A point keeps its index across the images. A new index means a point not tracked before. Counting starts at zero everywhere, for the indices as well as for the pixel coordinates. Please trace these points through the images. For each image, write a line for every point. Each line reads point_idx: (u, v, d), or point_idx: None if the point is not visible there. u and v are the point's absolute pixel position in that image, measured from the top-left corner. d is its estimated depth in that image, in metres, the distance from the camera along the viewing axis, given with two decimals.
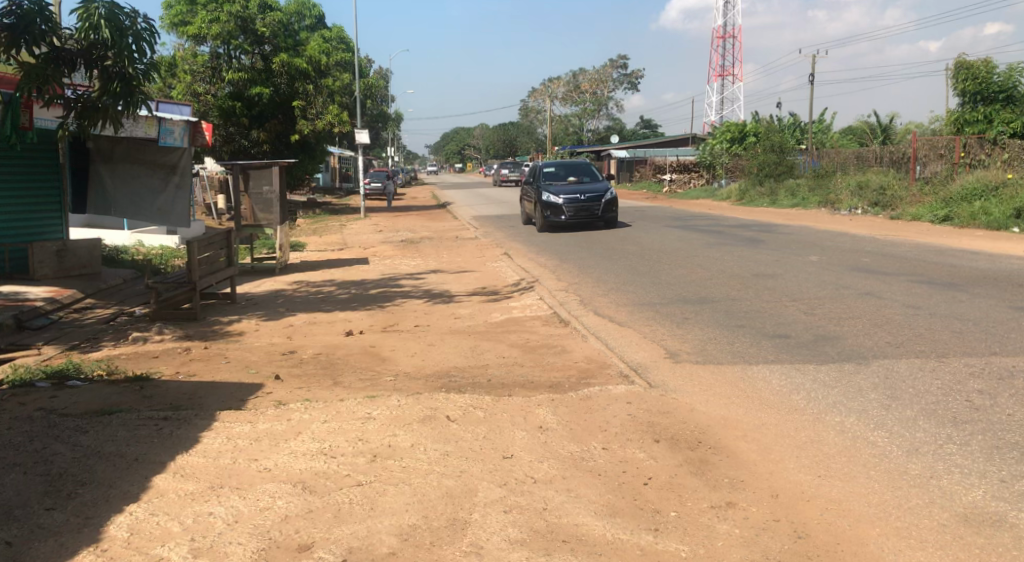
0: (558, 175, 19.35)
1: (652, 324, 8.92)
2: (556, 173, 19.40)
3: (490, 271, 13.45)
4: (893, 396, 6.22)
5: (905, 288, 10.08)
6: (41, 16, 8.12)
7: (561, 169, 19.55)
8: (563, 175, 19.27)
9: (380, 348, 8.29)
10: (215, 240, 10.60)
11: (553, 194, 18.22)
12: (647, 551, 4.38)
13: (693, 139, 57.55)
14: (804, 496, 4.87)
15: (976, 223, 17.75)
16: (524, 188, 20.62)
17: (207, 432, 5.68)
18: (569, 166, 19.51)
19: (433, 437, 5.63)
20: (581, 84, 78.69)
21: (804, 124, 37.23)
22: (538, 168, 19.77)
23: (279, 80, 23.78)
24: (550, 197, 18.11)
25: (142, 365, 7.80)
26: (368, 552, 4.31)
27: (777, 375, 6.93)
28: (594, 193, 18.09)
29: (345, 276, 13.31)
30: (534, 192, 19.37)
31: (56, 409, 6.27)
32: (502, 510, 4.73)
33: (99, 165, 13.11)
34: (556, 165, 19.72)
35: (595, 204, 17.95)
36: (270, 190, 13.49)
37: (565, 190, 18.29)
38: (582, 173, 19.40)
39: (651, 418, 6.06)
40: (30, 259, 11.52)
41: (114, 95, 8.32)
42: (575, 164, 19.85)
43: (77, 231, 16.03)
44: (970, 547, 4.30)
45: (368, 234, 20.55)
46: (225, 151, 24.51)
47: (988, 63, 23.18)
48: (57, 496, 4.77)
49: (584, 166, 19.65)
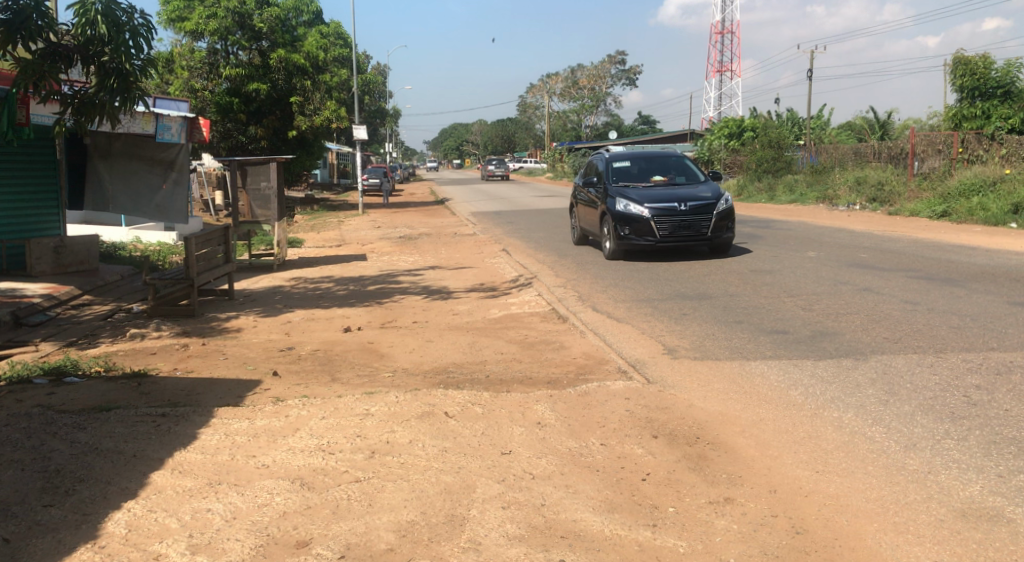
0: (636, 173, 13.70)
1: (650, 320, 8.93)
2: (632, 172, 13.70)
3: (489, 267, 13.45)
4: (891, 391, 6.23)
5: (904, 284, 10.08)
6: (37, 11, 8.04)
7: (638, 165, 13.84)
8: (643, 174, 13.57)
9: (378, 344, 8.29)
10: (214, 236, 10.61)
11: (634, 202, 12.54)
12: (646, 546, 4.39)
13: (692, 134, 57.53)
14: (802, 491, 4.88)
15: (974, 219, 17.77)
16: (580, 189, 15.07)
17: (206, 428, 5.68)
18: (651, 160, 13.81)
19: (431, 432, 5.64)
20: (580, 80, 78.57)
21: (802, 119, 37.23)
22: (605, 164, 14.10)
23: (276, 76, 23.65)
24: (629, 208, 12.43)
25: (140, 362, 7.80)
26: (366, 548, 4.31)
27: (775, 370, 6.94)
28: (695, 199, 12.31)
29: (344, 272, 13.32)
30: (597, 195, 13.79)
31: (55, 406, 6.27)
32: (501, 506, 4.73)
33: (97, 160, 13.38)
34: (631, 158, 13.98)
35: (699, 219, 12.19)
36: (267, 186, 13.51)
37: (650, 196, 12.56)
38: (668, 170, 13.70)
39: (650, 414, 6.06)
40: (28, 256, 11.53)
41: (111, 91, 8.26)
42: (655, 156, 14.16)
43: (75, 227, 16.04)
44: (968, 542, 4.31)
45: (367, 230, 20.56)
46: (223, 147, 24.50)
47: (986, 58, 23.22)
48: (56, 492, 4.77)
49: (671, 160, 13.91)
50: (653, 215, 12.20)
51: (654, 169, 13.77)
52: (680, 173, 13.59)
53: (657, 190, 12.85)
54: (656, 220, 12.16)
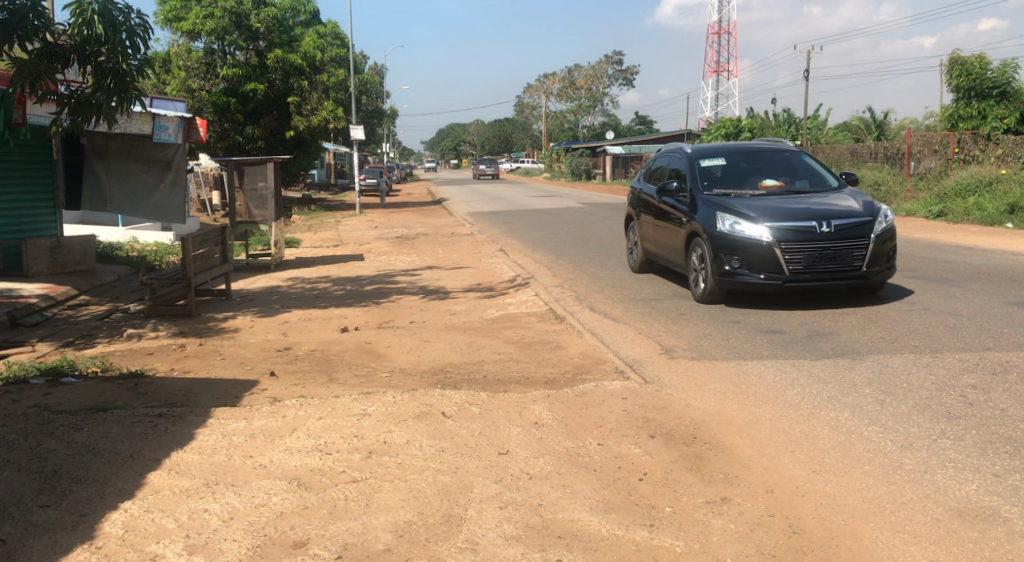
0: (737, 176, 9.95)
1: (647, 320, 8.93)
2: (729, 174, 9.91)
3: (486, 267, 13.45)
4: (887, 391, 6.24)
5: (901, 284, 10.09)
6: (33, 11, 8.02)
7: (735, 164, 10.07)
8: (746, 177, 9.87)
9: (376, 344, 8.28)
10: (210, 236, 10.54)
11: (745, 216, 8.68)
12: (643, 545, 4.40)
13: (689, 134, 57.60)
14: (799, 491, 4.88)
15: (970, 220, 17.81)
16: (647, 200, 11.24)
17: (203, 428, 5.68)
18: (753, 157, 10.17)
19: (428, 432, 5.64)
20: (576, 80, 78.35)
21: (798, 119, 37.28)
22: (689, 160, 10.32)
23: (274, 76, 23.71)
24: (736, 227, 8.68)
25: (136, 362, 7.79)
26: (363, 548, 4.31)
27: (771, 370, 6.95)
28: (842, 215, 8.56)
29: (341, 272, 13.32)
30: (680, 205, 9.93)
31: (51, 406, 6.26)
32: (497, 506, 4.73)
33: (93, 160, 13.30)
34: (726, 153, 10.26)
35: (848, 246, 8.41)
36: (264, 186, 13.40)
37: (768, 209, 8.76)
38: (778, 170, 10.01)
39: (647, 414, 6.07)
40: (24, 256, 11.51)
41: (108, 91, 8.26)
42: (758, 151, 10.29)
43: (72, 227, 16.01)
44: (963, 541, 4.32)
45: (364, 231, 20.55)
46: (220, 147, 24.30)
47: (982, 58, 23.32)
48: (52, 492, 4.77)
49: (777, 155, 10.23)
50: (779, 239, 8.39)
51: (758, 170, 9.99)
52: (793, 176, 9.93)
53: (782, 205, 8.74)
54: (784, 247, 8.38)
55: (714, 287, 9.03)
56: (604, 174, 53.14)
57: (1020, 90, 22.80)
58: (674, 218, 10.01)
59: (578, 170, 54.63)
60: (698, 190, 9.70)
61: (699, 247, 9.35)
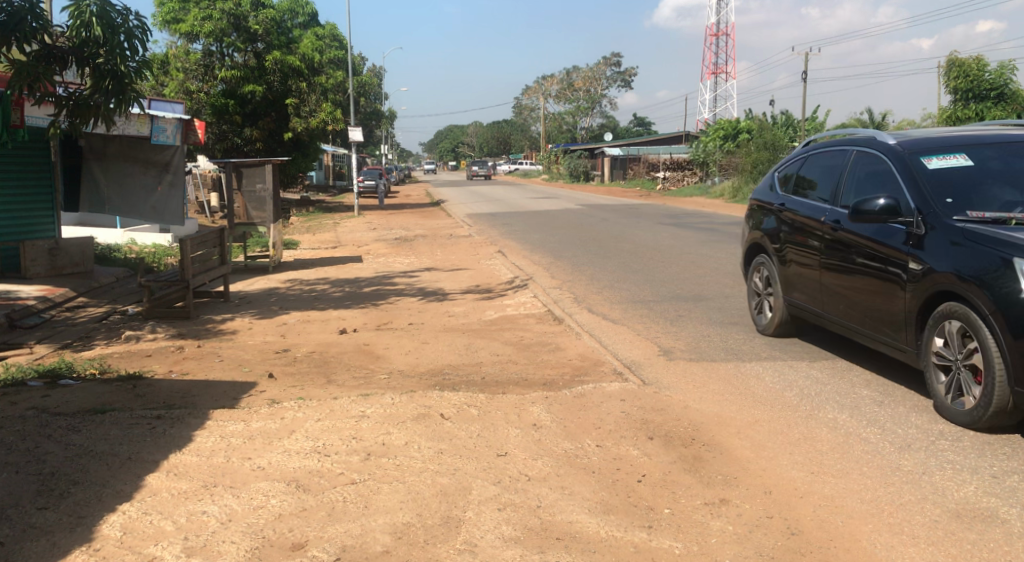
0: (999, 192, 5.89)
1: (645, 322, 8.94)
2: (973, 183, 5.94)
3: (484, 269, 13.46)
4: (886, 392, 6.24)
5: None
6: (32, 13, 8.01)
7: (984, 166, 6.09)
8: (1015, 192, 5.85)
9: (374, 346, 8.28)
10: (208, 238, 10.58)
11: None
12: (641, 547, 4.40)
13: (687, 136, 57.64)
14: (797, 492, 4.88)
15: None
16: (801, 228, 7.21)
17: (201, 430, 5.67)
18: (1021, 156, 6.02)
19: (427, 434, 5.64)
20: (575, 82, 78.55)
21: (796, 121, 37.30)
22: (898, 160, 6.31)
23: (272, 78, 23.65)
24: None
25: (135, 364, 7.78)
26: (362, 550, 4.31)
27: (770, 371, 6.95)
28: None
29: (339, 274, 13.32)
30: (913, 243, 5.79)
31: (49, 408, 6.26)
32: (496, 508, 4.73)
33: (92, 162, 13.28)
34: (969, 151, 6.16)
35: None
36: (263, 188, 13.44)
37: None
38: None
39: (646, 415, 6.07)
40: (22, 258, 11.51)
41: (106, 93, 8.26)
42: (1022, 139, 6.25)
43: (69, 229, 15.99)
44: (961, 543, 4.32)
45: (363, 232, 20.56)
46: (219, 149, 24.37)
47: (980, 60, 23.38)
48: (50, 495, 4.76)
49: None
50: None
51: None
52: None
53: None
54: None
55: (1001, 401, 5.11)
56: (603, 176, 53.21)
57: (1017, 91, 22.83)
58: (868, 261, 6.23)
59: (576, 172, 54.69)
60: (944, 220, 5.66)
61: (951, 315, 5.42)
